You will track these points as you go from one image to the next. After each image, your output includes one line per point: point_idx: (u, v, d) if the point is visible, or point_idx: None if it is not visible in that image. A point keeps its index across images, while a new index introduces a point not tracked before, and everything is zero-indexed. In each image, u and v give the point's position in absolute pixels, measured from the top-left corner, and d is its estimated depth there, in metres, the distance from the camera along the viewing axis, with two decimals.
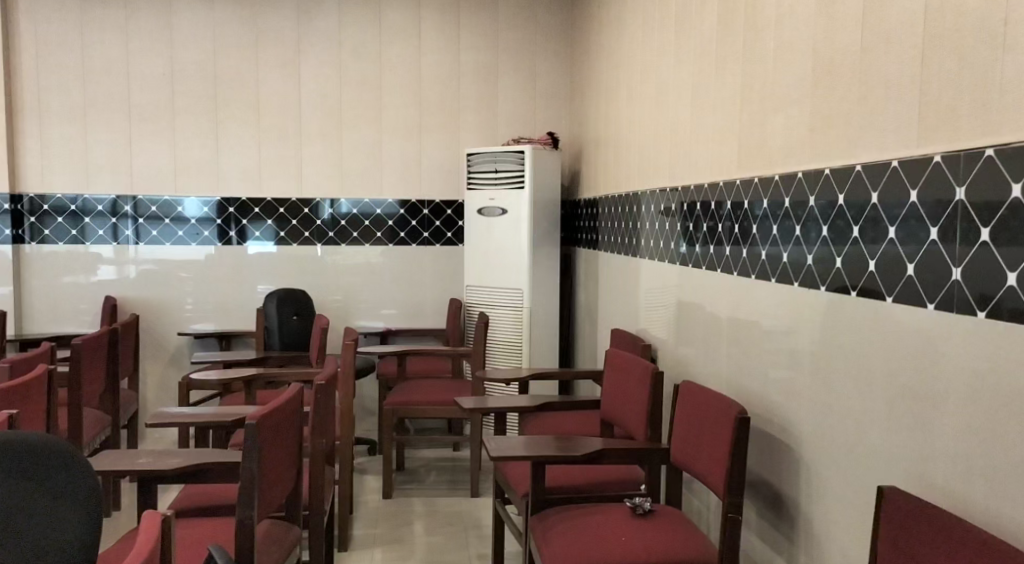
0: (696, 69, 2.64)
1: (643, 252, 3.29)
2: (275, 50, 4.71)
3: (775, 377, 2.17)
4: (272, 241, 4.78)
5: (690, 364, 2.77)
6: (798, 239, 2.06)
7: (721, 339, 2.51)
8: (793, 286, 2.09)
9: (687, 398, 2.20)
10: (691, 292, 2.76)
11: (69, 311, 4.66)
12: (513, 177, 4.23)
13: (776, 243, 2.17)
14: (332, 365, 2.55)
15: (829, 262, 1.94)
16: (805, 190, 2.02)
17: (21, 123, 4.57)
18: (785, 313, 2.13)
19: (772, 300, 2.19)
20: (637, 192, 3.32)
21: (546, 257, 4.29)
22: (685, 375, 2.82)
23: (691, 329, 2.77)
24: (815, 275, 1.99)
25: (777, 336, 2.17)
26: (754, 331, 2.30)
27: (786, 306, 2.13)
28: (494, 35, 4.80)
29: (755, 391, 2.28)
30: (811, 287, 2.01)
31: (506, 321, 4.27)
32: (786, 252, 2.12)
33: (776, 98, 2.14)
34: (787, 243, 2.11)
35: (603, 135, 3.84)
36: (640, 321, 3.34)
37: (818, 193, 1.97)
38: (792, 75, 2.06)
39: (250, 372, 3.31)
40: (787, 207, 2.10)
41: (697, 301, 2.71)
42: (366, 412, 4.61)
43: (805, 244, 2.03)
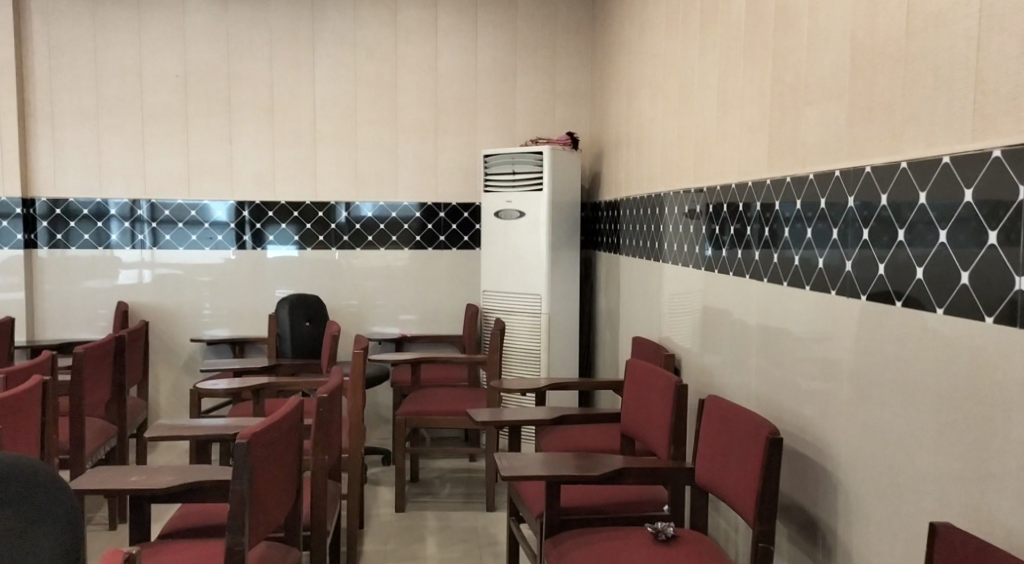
0: (722, 63, 2.50)
1: (667, 257, 3.15)
2: (289, 49, 4.61)
3: (809, 392, 2.02)
4: (290, 245, 4.67)
5: (716, 375, 2.63)
6: (835, 243, 1.91)
7: (750, 350, 2.36)
8: (829, 293, 1.94)
9: (713, 414, 2.06)
10: (717, 300, 2.62)
11: (81, 316, 4.59)
12: (531, 179, 4.10)
13: (809, 247, 2.02)
14: (338, 377, 2.43)
15: (869, 268, 1.79)
16: (842, 190, 1.87)
17: (33, 126, 4.50)
18: (820, 323, 1.98)
19: (807, 309, 2.04)
20: (660, 194, 3.18)
21: (566, 261, 4.15)
22: (710, 387, 2.68)
23: (717, 338, 2.63)
24: (855, 283, 1.84)
25: (811, 348, 2.03)
26: (786, 342, 2.15)
27: (821, 315, 1.98)
28: (513, 34, 4.67)
29: (786, 406, 2.13)
30: (849, 295, 1.86)
31: (524, 327, 4.14)
32: (821, 256, 1.97)
33: (810, 90, 1.99)
34: (822, 247, 1.96)
35: (625, 135, 3.71)
36: (663, 329, 3.20)
37: (858, 193, 1.82)
38: (827, 66, 1.92)
39: (258, 381, 3.20)
40: (822, 208, 1.96)
41: (724, 309, 2.57)
42: (381, 421, 4.50)
43: (842, 247, 1.88)
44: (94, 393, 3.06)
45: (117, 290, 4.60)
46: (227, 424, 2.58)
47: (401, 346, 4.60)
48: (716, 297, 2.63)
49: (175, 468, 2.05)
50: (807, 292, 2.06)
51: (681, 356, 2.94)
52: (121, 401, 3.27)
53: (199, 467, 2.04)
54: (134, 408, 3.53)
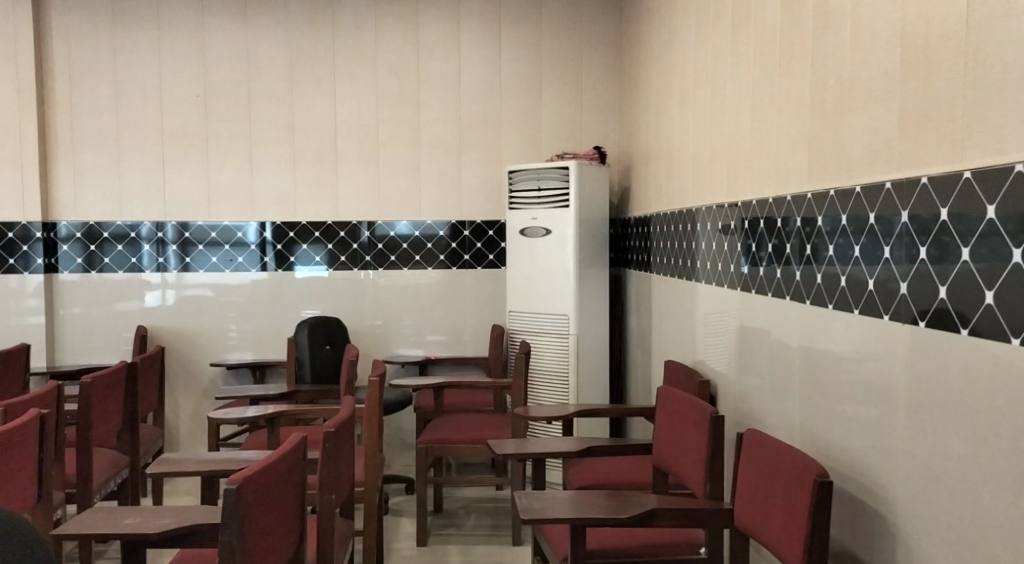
0: (757, 69, 2.34)
1: (700, 276, 2.98)
2: (310, 66, 4.52)
3: (860, 426, 1.84)
4: (325, 266, 4.57)
5: (754, 404, 2.45)
6: (887, 262, 1.73)
7: (791, 377, 2.19)
8: (882, 318, 1.75)
9: (752, 450, 1.90)
10: (754, 322, 2.45)
11: (102, 341, 4.50)
12: (557, 195, 3.95)
13: (858, 265, 1.84)
14: (347, 409, 2.30)
15: (930, 289, 1.60)
16: (895, 203, 1.69)
17: (55, 151, 4.45)
18: (873, 350, 1.80)
19: (856, 334, 1.86)
20: (692, 209, 3.02)
21: (594, 280, 3.99)
22: (749, 415, 2.50)
23: (756, 363, 2.45)
24: (912, 306, 1.66)
25: (862, 378, 1.84)
26: (832, 370, 1.97)
27: (873, 342, 1.80)
28: (537, 46, 4.54)
29: (834, 440, 1.95)
30: (907, 321, 1.68)
31: (551, 349, 3.98)
32: (872, 277, 1.79)
33: (854, 93, 1.83)
34: (873, 267, 1.78)
35: (654, 148, 3.55)
36: (697, 352, 3.02)
37: (914, 206, 1.64)
38: (874, 66, 1.75)
39: (272, 409, 3.08)
40: (873, 222, 1.78)
41: (763, 333, 2.39)
42: (406, 448, 4.36)
43: (896, 266, 1.70)
44: (103, 422, 2.97)
45: (138, 314, 4.51)
46: (236, 457, 2.48)
47: (426, 369, 4.46)
48: (754, 320, 2.45)
49: (172, 512, 1.97)
50: (856, 316, 1.88)
51: (716, 382, 2.76)
52: (133, 431, 3.19)
53: (196, 511, 1.95)
54: (149, 437, 3.45)
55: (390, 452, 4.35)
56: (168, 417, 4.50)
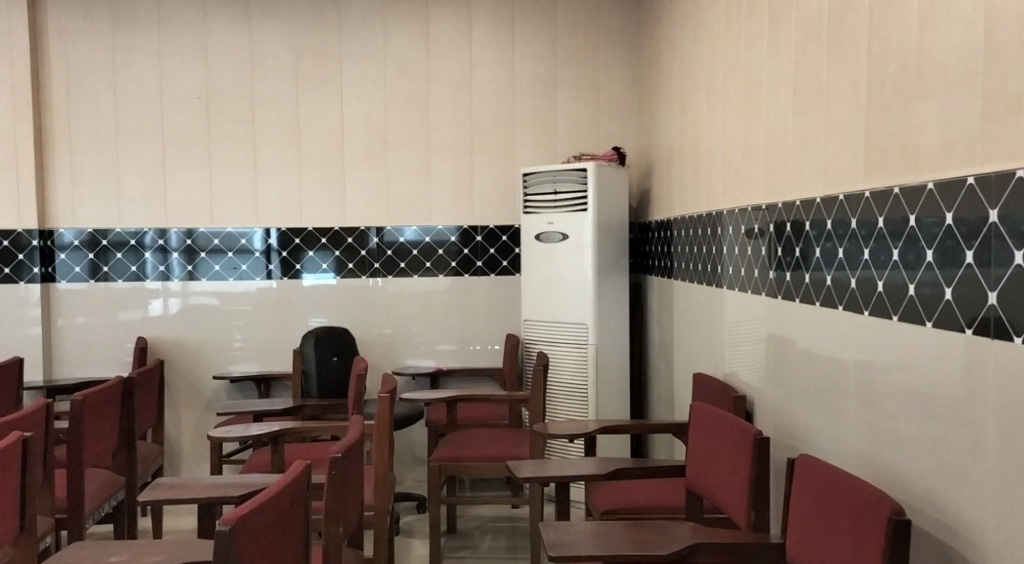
0: (799, 60, 2.16)
1: (729, 283, 2.79)
2: (316, 67, 4.36)
3: (933, 450, 1.66)
4: (335, 273, 4.39)
5: (796, 423, 2.26)
6: (970, 266, 1.54)
7: (844, 398, 1.99)
8: (964, 331, 1.57)
9: (808, 479, 1.72)
10: (795, 335, 2.26)
11: (100, 353, 4.33)
12: (574, 198, 3.78)
13: (928, 271, 1.66)
14: (355, 432, 2.12)
15: None
16: (979, 201, 1.51)
17: (51, 157, 4.29)
18: (949, 367, 1.61)
19: (927, 349, 1.67)
20: (720, 212, 2.84)
21: (614, 287, 3.81)
22: (789, 434, 2.31)
23: (797, 378, 2.26)
24: (1003, 318, 1.47)
25: (933, 398, 1.66)
26: (897, 388, 1.78)
27: (949, 358, 1.61)
28: (552, 45, 4.37)
29: (902, 469, 1.76)
30: (996, 335, 1.49)
31: (569, 361, 3.79)
32: (947, 285, 1.61)
33: (925, 80, 1.65)
34: (948, 273, 1.60)
35: (677, 149, 3.38)
36: (727, 365, 2.83)
37: (1004, 204, 1.46)
38: (951, 48, 1.58)
39: (276, 427, 2.90)
40: (948, 224, 1.59)
41: (806, 345, 2.20)
42: (417, 463, 4.18)
43: (982, 273, 1.51)
44: (97, 442, 2.81)
45: (139, 324, 4.34)
46: (236, 483, 2.31)
47: (437, 381, 4.28)
48: (795, 331, 2.26)
49: (166, 549, 1.79)
50: (927, 329, 1.69)
51: (752, 399, 2.57)
52: (128, 449, 3.05)
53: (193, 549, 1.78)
54: (147, 455, 3.29)
55: (400, 467, 4.17)
56: (169, 432, 4.32)
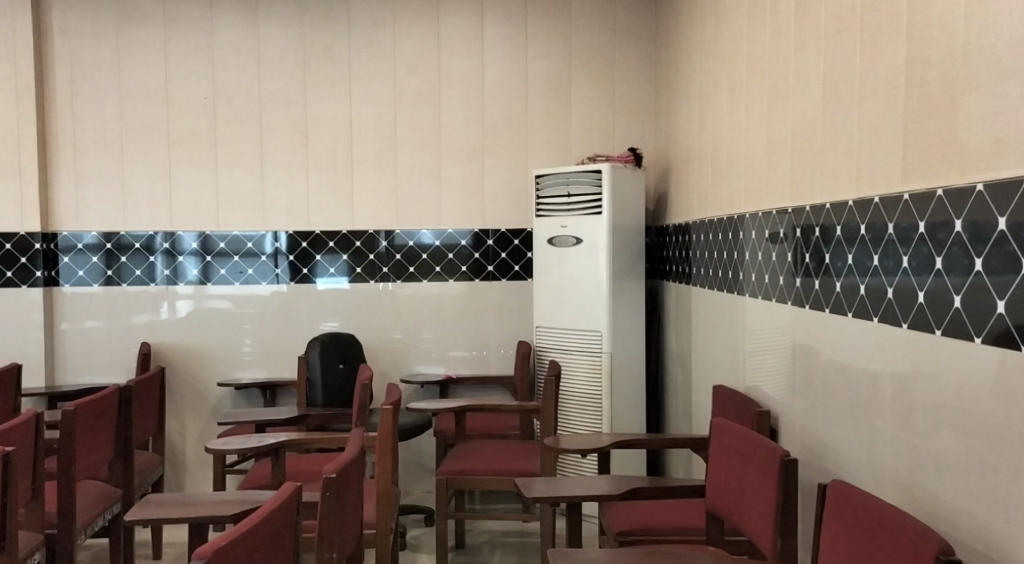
0: (830, 54, 2.04)
1: (751, 290, 2.66)
2: (323, 66, 4.25)
3: (986, 477, 1.54)
4: (346, 278, 4.28)
5: (824, 442, 2.13)
6: None
7: (881, 417, 1.86)
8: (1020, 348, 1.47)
9: (853, 517, 1.62)
10: (824, 348, 2.13)
11: (103, 359, 4.23)
12: (589, 201, 3.65)
13: (979, 282, 1.56)
14: (353, 450, 2.01)
15: None
16: None
17: (54, 158, 4.20)
18: (1004, 386, 1.51)
19: (977, 366, 1.57)
20: (742, 215, 2.71)
21: (630, 293, 3.68)
22: (814, 453, 2.18)
23: (824, 394, 2.13)
24: None
25: (985, 418, 1.55)
26: (946, 408, 1.66)
27: (1004, 375, 1.51)
28: (566, 43, 4.24)
29: (949, 496, 1.64)
30: None
31: (582, 370, 3.67)
32: (1002, 297, 1.51)
33: (975, 75, 1.56)
34: (1002, 284, 1.50)
35: (697, 150, 3.25)
36: (748, 377, 2.70)
37: None
38: (1006, 41, 1.49)
39: (279, 438, 2.80)
40: (1003, 231, 1.50)
41: (836, 358, 2.07)
42: (425, 473, 4.06)
43: None
44: (91, 454, 2.70)
45: (143, 329, 4.24)
46: (233, 501, 2.21)
47: (447, 389, 4.16)
48: (824, 343, 2.13)
49: None
50: (977, 343, 1.58)
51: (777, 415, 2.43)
52: (124, 460, 2.94)
53: None
54: (145, 465, 3.19)
55: (408, 478, 4.05)
56: (174, 441, 4.21)
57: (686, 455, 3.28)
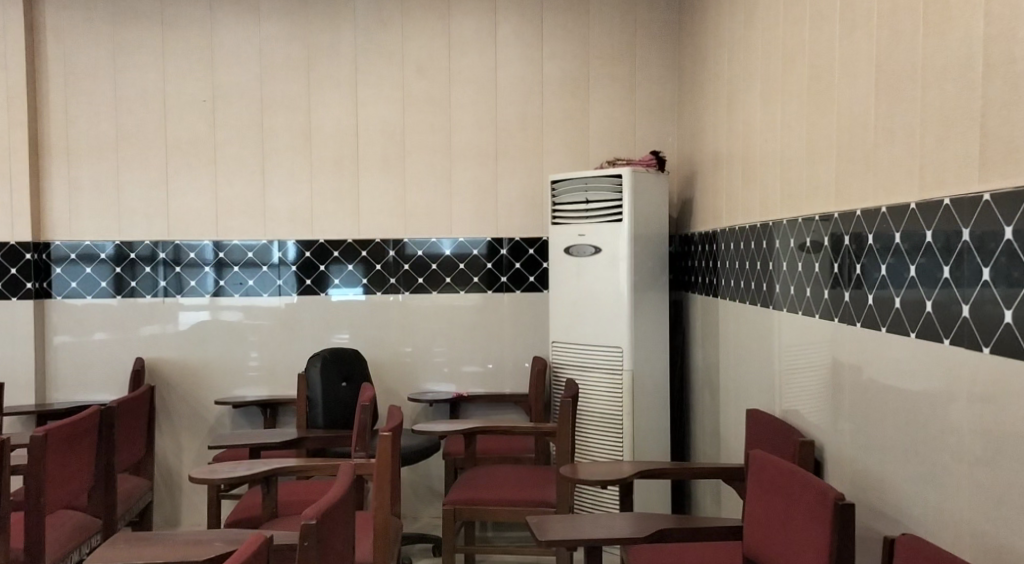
0: (887, 38, 1.79)
1: (789, 305, 2.40)
2: (328, 67, 4.04)
3: None
4: (353, 290, 4.06)
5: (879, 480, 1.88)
6: None
7: (955, 459, 1.60)
8: None
9: None
10: (880, 374, 1.87)
11: (95, 375, 4.02)
12: (608, 207, 3.41)
13: None
14: (333, 494, 1.80)
15: None
16: None
17: (48, 165, 4.00)
18: None
19: None
20: (778, 222, 2.46)
21: (652, 306, 3.42)
22: (867, 493, 1.92)
23: (880, 425, 1.87)
24: None
25: None
26: None
27: None
28: (584, 40, 4.01)
29: None
30: None
31: (601, 389, 3.42)
32: None
33: None
34: None
35: (724, 153, 3.00)
36: (787, 400, 2.44)
37: None
38: None
39: (271, 466, 2.57)
40: None
41: (894, 384, 1.81)
42: (433, 497, 3.82)
43: None
44: (66, 481, 2.49)
45: (139, 343, 4.03)
46: (211, 543, 1.98)
47: (458, 407, 3.92)
48: (879, 366, 1.87)
49: None
50: None
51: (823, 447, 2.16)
52: (106, 487, 2.73)
53: None
54: (130, 491, 2.98)
55: (415, 502, 3.81)
56: (169, 462, 3.99)
57: (716, 485, 3.03)
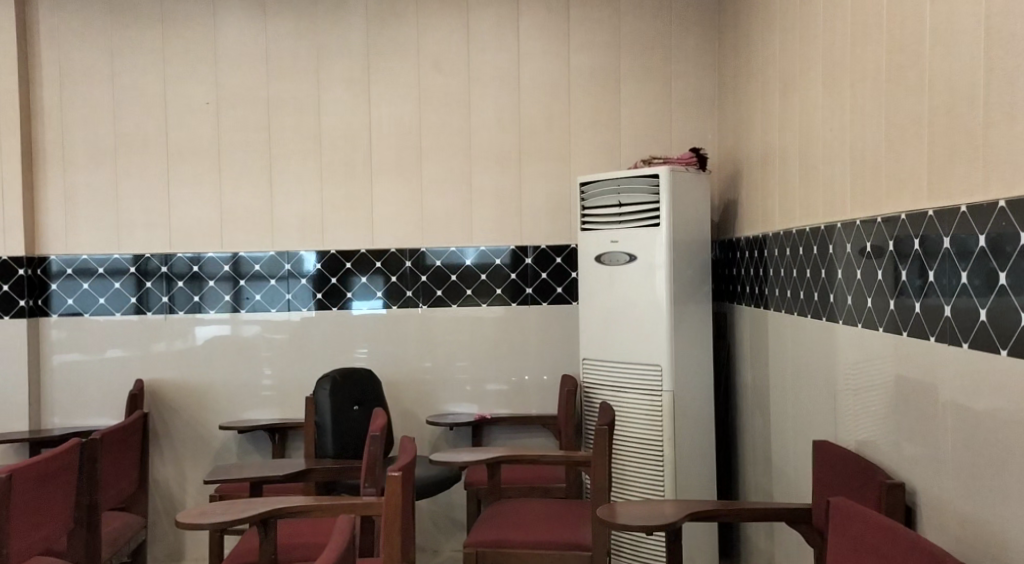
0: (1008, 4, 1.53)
1: (864, 319, 2.08)
2: (338, 64, 3.76)
3: None
4: (366, 304, 3.76)
5: (1004, 533, 1.56)
6: None
7: None
8: None
9: None
10: (1002, 405, 1.57)
11: (93, 399, 3.74)
12: (643, 211, 3.09)
13: None
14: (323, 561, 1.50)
15: None
16: None
17: (41, 174, 3.74)
18: None
19: None
20: (846, 223, 2.15)
21: (693, 319, 3.10)
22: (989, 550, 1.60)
23: (1005, 467, 1.56)
24: None
25: None
26: None
27: None
28: (614, 30, 3.70)
29: None
30: None
31: (638, 411, 3.10)
32: None
33: None
34: None
35: (776, 147, 2.69)
36: (861, 430, 2.11)
37: None
38: None
39: (269, 506, 2.27)
40: None
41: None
42: (456, 527, 3.51)
43: None
44: (35, 526, 2.20)
45: (140, 364, 3.75)
46: None
47: (481, 431, 3.61)
48: (1001, 394, 1.57)
49: None
50: None
51: (916, 488, 1.84)
52: (88, 530, 2.44)
53: None
54: (117, 531, 2.69)
55: (436, 535, 3.51)
56: (172, 492, 3.71)
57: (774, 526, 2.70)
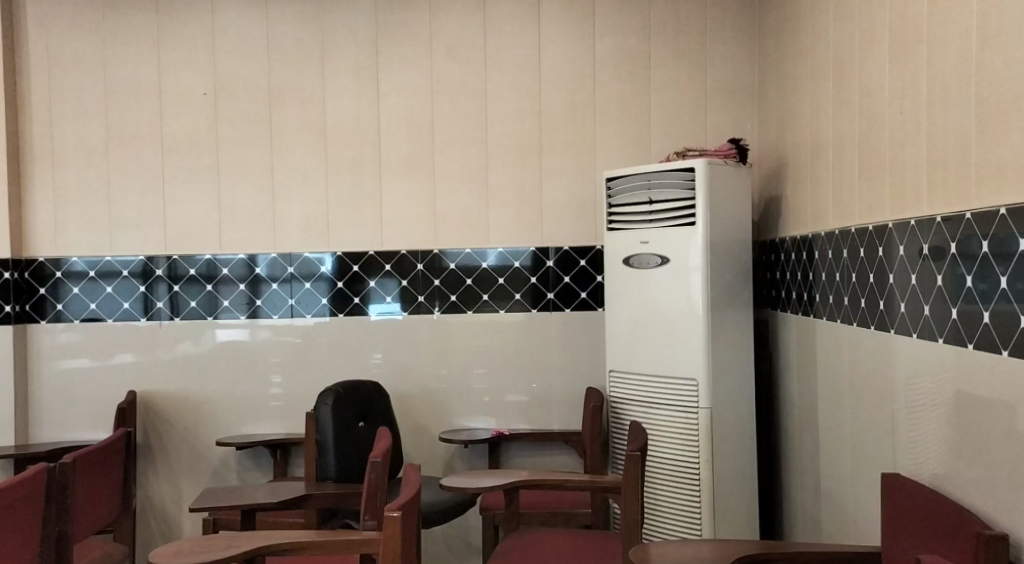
0: None
1: (943, 333, 1.78)
2: (345, 52, 3.49)
3: None
4: (376, 309, 3.49)
5: None
6: None
7: None
8: None
9: None
10: None
11: (84, 411, 3.50)
12: (676, 208, 2.80)
13: None
14: None
15: None
16: None
17: (28, 171, 3.50)
18: None
19: None
20: (921, 221, 1.85)
21: (733, 329, 2.80)
22: None
23: None
24: None
25: None
26: None
27: None
28: (644, 13, 3.41)
29: None
30: None
31: (671, 431, 2.80)
32: None
33: None
34: None
35: (828, 137, 2.40)
36: (941, 463, 1.80)
37: None
38: None
39: (256, 544, 2.00)
40: None
41: None
42: (471, 553, 3.23)
43: None
44: None
45: (134, 374, 3.50)
46: None
47: (499, 448, 3.33)
48: None
49: None
50: None
51: (1022, 541, 1.53)
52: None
53: None
54: None
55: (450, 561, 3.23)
56: (168, 513, 3.46)
57: None
